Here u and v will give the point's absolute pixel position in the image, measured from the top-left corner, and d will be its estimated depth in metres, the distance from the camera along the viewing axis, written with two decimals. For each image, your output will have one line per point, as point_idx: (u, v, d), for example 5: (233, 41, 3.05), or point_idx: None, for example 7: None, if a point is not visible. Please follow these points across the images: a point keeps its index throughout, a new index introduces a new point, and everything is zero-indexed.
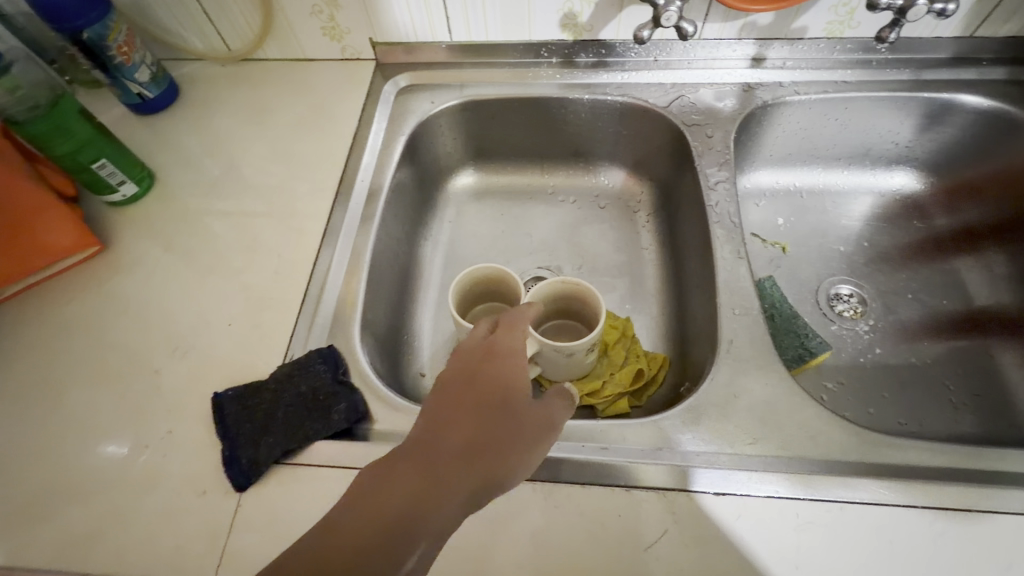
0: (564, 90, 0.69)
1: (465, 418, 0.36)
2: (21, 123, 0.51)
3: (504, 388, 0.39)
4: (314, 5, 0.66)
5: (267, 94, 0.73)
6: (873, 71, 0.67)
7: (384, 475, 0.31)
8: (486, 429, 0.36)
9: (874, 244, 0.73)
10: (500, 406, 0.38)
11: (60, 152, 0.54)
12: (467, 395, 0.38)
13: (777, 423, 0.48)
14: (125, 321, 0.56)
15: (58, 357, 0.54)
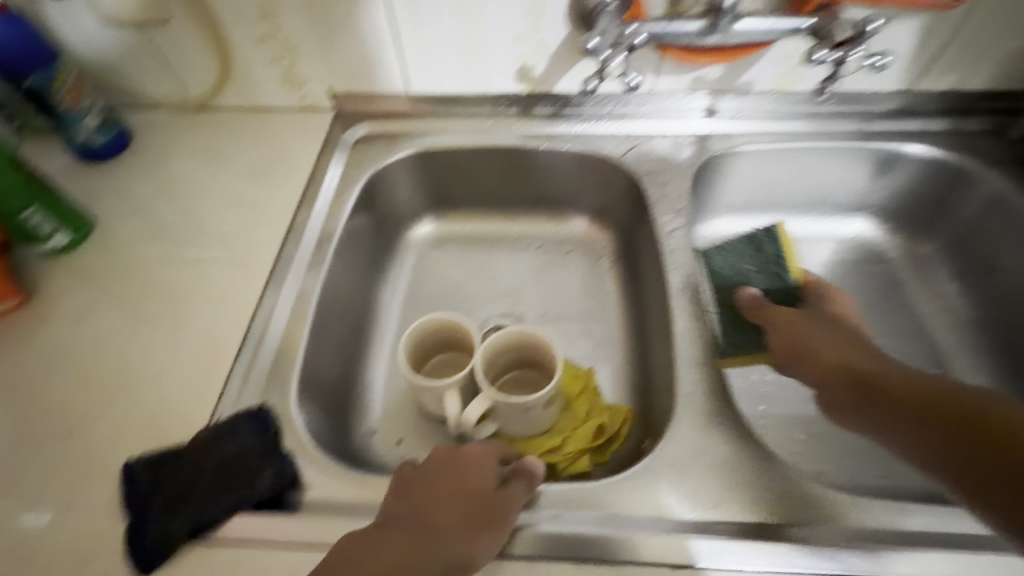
0: (523, 139, 0.70)
1: (440, 510, 0.41)
2: None
3: (469, 489, 0.42)
4: (271, 56, 0.66)
5: (224, 141, 0.71)
6: (823, 122, 0.68)
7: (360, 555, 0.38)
8: (444, 530, 0.39)
9: (838, 289, 0.73)
10: (473, 502, 0.41)
11: None
12: (424, 505, 0.41)
13: (744, 481, 0.45)
14: (45, 379, 0.52)
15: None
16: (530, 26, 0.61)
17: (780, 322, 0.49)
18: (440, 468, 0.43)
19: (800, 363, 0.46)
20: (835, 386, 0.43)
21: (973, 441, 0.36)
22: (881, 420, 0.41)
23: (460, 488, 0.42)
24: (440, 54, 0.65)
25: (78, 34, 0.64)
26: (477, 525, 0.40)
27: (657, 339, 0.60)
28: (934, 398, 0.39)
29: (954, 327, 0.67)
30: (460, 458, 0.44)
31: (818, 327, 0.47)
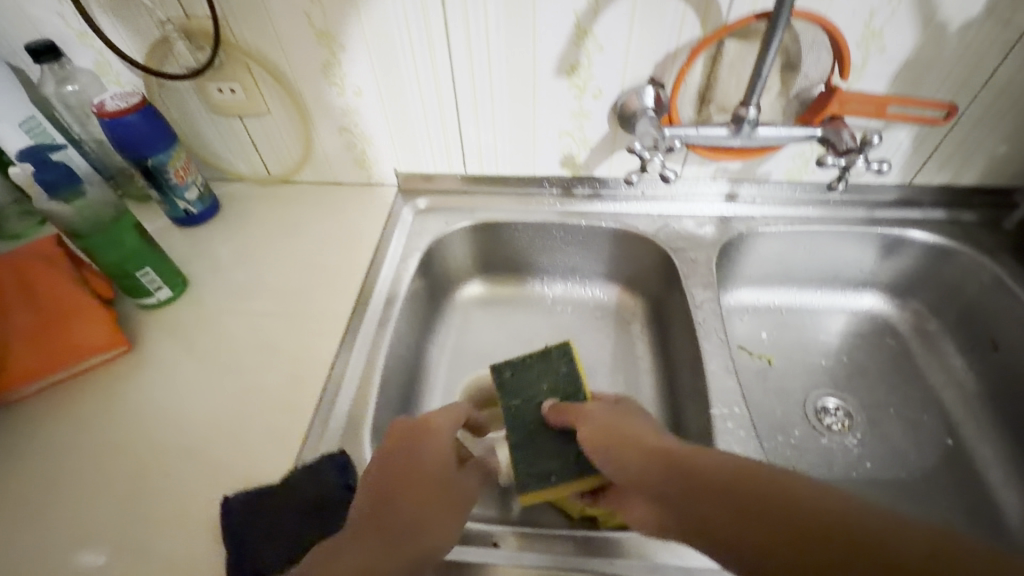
0: (563, 216, 0.79)
1: (404, 503, 0.44)
2: (84, 236, 0.57)
3: (433, 474, 0.46)
4: (349, 141, 0.77)
5: (300, 211, 0.81)
6: (832, 209, 0.77)
7: (327, 568, 0.39)
8: (414, 521, 0.43)
9: (852, 359, 0.79)
10: (439, 489, 0.46)
11: (110, 260, 0.59)
12: (398, 489, 0.45)
13: None
14: (144, 420, 0.58)
15: (74, 454, 0.56)
16: (575, 124, 0.71)
17: (602, 424, 0.47)
18: (410, 453, 0.47)
19: (616, 468, 0.44)
20: (667, 489, 0.40)
21: (806, 545, 0.32)
22: (699, 526, 0.38)
23: (420, 468, 0.46)
24: (495, 144, 0.75)
25: (190, 121, 0.76)
26: (440, 509, 0.45)
27: (689, 402, 0.65)
28: (761, 498, 0.36)
29: (965, 400, 0.72)
30: (420, 437, 0.49)
31: (653, 433, 0.46)
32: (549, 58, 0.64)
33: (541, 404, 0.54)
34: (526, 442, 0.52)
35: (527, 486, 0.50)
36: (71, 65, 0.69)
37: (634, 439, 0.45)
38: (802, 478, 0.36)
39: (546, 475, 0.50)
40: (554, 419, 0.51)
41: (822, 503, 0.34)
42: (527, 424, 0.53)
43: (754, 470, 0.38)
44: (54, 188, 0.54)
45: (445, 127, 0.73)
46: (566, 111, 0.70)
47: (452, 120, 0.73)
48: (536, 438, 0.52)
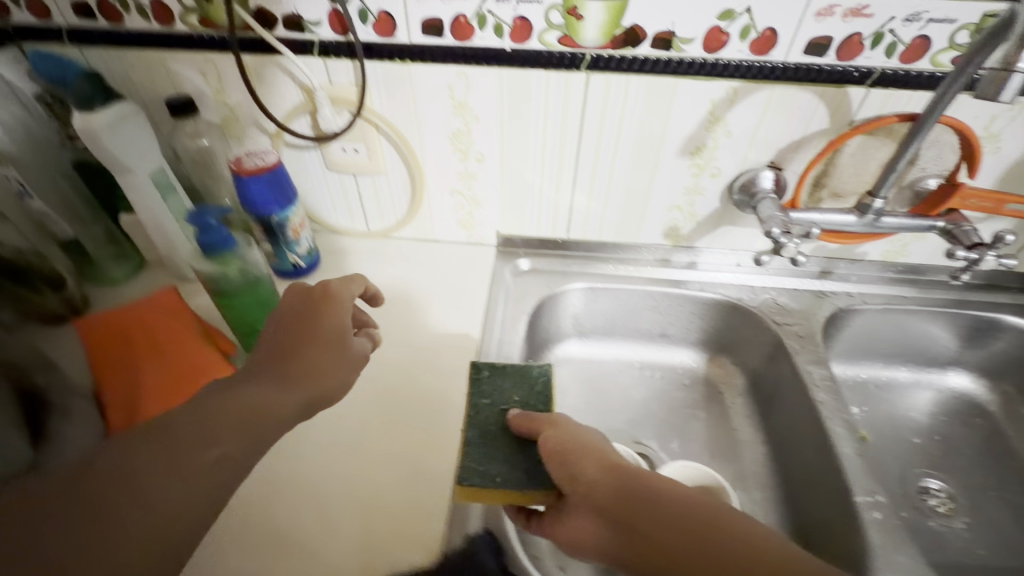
0: (661, 284, 0.81)
1: (276, 360, 0.48)
2: (231, 294, 0.57)
3: (323, 328, 0.51)
4: (458, 202, 0.78)
5: (400, 267, 0.81)
6: (922, 289, 0.79)
7: (194, 415, 0.42)
8: (296, 375, 0.47)
9: (945, 437, 0.79)
10: (331, 342, 0.50)
11: (248, 318, 0.59)
12: (281, 333, 0.50)
13: None
14: (269, 490, 0.55)
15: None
16: (687, 200, 0.74)
17: (578, 440, 0.49)
18: (290, 306, 0.51)
19: (579, 480, 0.47)
20: (644, 513, 0.45)
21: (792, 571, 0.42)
22: (654, 543, 0.44)
23: (329, 318, 0.51)
24: (603, 213, 0.77)
25: (304, 175, 0.77)
26: (320, 361, 0.49)
27: (810, 483, 0.64)
28: (717, 529, 0.44)
29: None
30: (319, 296, 0.52)
31: (592, 441, 0.50)
32: (678, 139, 0.67)
33: (512, 411, 0.55)
34: (477, 440, 0.53)
35: (469, 480, 0.49)
36: (202, 120, 0.70)
37: (588, 454, 0.48)
38: (743, 514, 0.46)
39: (490, 475, 0.50)
40: (518, 427, 0.52)
41: (759, 531, 0.44)
42: (484, 425, 0.54)
43: (701, 501, 0.46)
44: (211, 249, 0.54)
45: (558, 195, 0.76)
46: (681, 188, 0.72)
47: (567, 190, 0.75)
48: (493, 440, 0.53)
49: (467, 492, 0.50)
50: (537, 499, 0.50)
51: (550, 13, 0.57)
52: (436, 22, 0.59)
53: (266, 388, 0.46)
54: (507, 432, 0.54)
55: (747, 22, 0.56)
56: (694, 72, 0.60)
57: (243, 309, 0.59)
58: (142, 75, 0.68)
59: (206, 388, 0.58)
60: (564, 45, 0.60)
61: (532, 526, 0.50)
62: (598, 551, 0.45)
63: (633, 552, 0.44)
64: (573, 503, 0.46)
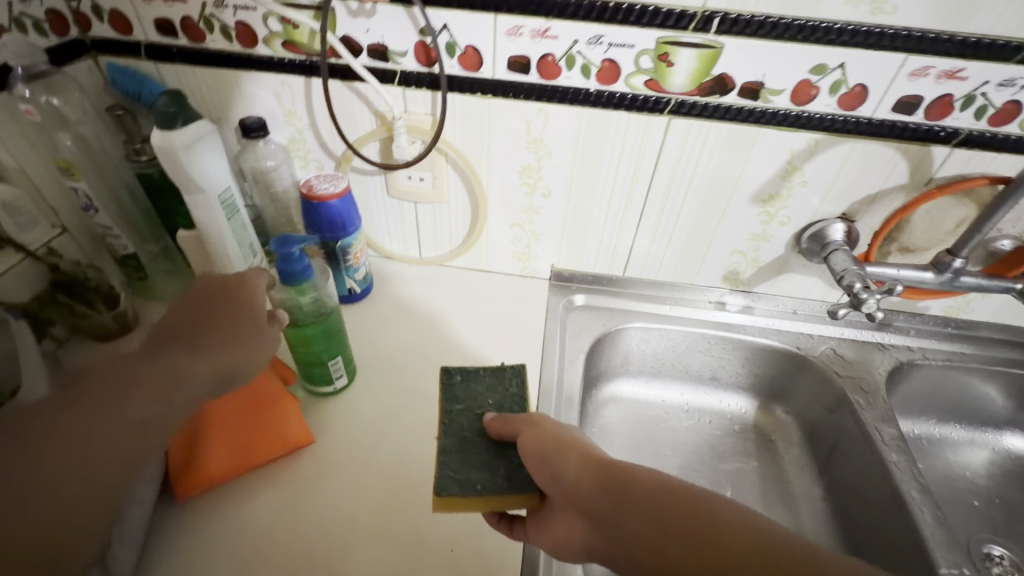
0: (719, 328, 0.79)
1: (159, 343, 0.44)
2: (300, 324, 0.55)
3: (219, 310, 0.48)
4: (518, 235, 0.77)
5: (451, 296, 0.79)
6: (982, 346, 0.78)
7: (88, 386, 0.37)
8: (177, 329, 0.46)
9: (1004, 500, 0.77)
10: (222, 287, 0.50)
11: (313, 348, 0.58)
12: (183, 323, 0.46)
13: None
14: (331, 530, 0.52)
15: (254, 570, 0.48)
16: (752, 245, 0.73)
17: (554, 437, 0.44)
18: (202, 295, 0.49)
19: (557, 481, 0.42)
20: (621, 511, 0.41)
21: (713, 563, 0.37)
22: (631, 542, 0.40)
23: (242, 300, 0.49)
24: (664, 253, 0.76)
25: (365, 199, 0.76)
26: (209, 316, 0.47)
27: (883, 547, 0.61)
28: (687, 520, 0.39)
29: None
30: (233, 276, 0.51)
31: (579, 438, 0.45)
32: (752, 186, 0.66)
33: (486, 414, 0.49)
34: (454, 444, 0.47)
35: (446, 489, 0.43)
36: (270, 141, 0.69)
37: (571, 453, 0.44)
38: (722, 502, 0.41)
39: (470, 484, 0.44)
40: (495, 431, 0.46)
41: (737, 521, 0.39)
42: (460, 430, 0.48)
43: (678, 489, 0.42)
44: (288, 276, 0.53)
45: (621, 234, 0.75)
46: (747, 233, 0.72)
47: (630, 229, 0.74)
48: (467, 443, 0.47)
49: (448, 501, 0.43)
50: (515, 505, 0.44)
51: (641, 57, 0.57)
52: (524, 59, 0.59)
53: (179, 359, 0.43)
54: (485, 437, 0.47)
55: (839, 77, 0.56)
56: (777, 122, 0.60)
57: (310, 339, 0.57)
58: (215, 94, 0.67)
59: (273, 430, 0.56)
60: (650, 89, 0.60)
61: (517, 531, 0.46)
62: (586, 551, 0.42)
63: (621, 553, 0.40)
64: (557, 505, 0.42)
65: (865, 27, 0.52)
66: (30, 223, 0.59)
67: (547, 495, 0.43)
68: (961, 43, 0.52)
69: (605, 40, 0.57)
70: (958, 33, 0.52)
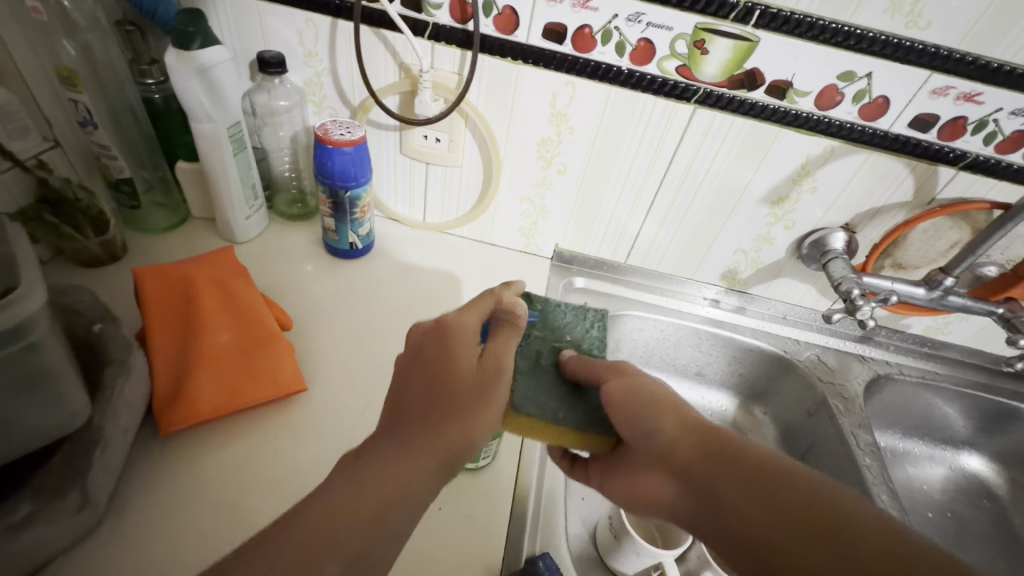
0: (711, 324, 0.80)
1: (387, 428, 0.41)
2: None
3: (439, 377, 0.42)
4: (525, 210, 0.77)
5: (451, 263, 0.78)
6: (954, 368, 0.82)
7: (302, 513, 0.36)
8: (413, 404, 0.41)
9: (955, 515, 0.81)
10: (442, 341, 0.43)
11: None
12: (416, 395, 0.41)
13: None
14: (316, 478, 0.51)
15: (223, 508, 0.47)
16: (754, 246, 0.75)
17: (650, 390, 0.45)
18: (420, 354, 0.43)
19: (649, 438, 0.43)
20: (711, 471, 0.40)
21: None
22: (714, 502, 0.39)
23: (454, 367, 0.42)
24: (669, 244, 0.77)
25: (376, 154, 0.74)
26: (436, 391, 0.41)
27: None
28: (799, 498, 0.36)
29: None
30: (438, 332, 0.44)
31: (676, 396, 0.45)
32: (763, 186, 0.68)
33: (565, 347, 0.54)
34: (532, 366, 0.51)
35: (524, 408, 0.47)
36: (286, 80, 0.67)
37: (668, 410, 0.44)
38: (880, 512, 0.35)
39: (548, 410, 0.47)
40: (572, 369, 0.50)
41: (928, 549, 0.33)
42: (538, 355, 0.53)
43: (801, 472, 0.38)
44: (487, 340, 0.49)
45: (630, 220, 0.75)
46: (752, 233, 0.73)
47: (638, 217, 0.75)
48: (544, 368, 0.51)
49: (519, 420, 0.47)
50: (585, 442, 0.48)
51: (676, 41, 0.58)
52: (560, 28, 0.59)
53: (397, 461, 0.39)
54: (559, 372, 0.51)
55: (864, 86, 0.57)
56: (797, 124, 0.61)
57: None
58: (234, 24, 0.64)
59: (265, 371, 0.55)
60: (681, 75, 0.60)
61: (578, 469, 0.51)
62: (669, 510, 0.42)
63: (710, 519, 0.39)
64: (646, 459, 0.43)
65: (896, 39, 0.54)
66: (22, 132, 0.57)
67: (631, 443, 0.45)
68: (983, 67, 0.54)
69: (644, 18, 0.57)
70: (981, 57, 0.53)
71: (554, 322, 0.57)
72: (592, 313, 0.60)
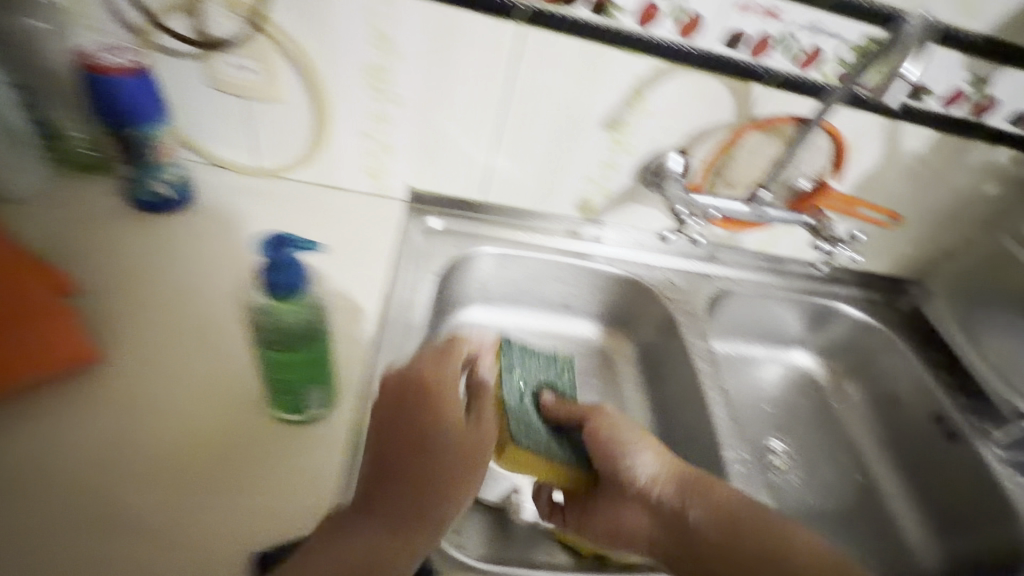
0: (569, 255, 0.82)
1: None
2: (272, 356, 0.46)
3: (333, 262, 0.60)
4: (367, 147, 0.72)
5: (291, 211, 0.72)
6: (785, 278, 0.91)
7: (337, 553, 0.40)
8: None
9: (788, 406, 0.91)
10: None
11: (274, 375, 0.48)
12: None
13: None
14: (179, 421, 0.50)
15: (67, 477, 0.45)
16: (601, 173, 0.76)
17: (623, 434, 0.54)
18: None
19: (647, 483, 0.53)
20: (675, 502, 0.52)
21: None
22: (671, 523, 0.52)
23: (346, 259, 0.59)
24: (521, 177, 0.76)
25: (181, 90, 0.65)
26: None
27: (690, 446, 0.71)
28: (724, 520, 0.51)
29: (873, 445, 0.87)
30: None
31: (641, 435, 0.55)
32: (599, 110, 0.68)
33: (540, 390, 0.56)
34: (520, 405, 0.52)
35: (523, 439, 0.49)
36: None
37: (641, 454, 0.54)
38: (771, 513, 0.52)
39: (543, 446, 0.50)
40: (556, 412, 0.54)
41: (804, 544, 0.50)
42: (518, 394, 0.53)
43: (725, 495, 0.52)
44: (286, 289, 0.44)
45: (478, 153, 0.73)
46: (597, 160, 0.74)
47: (485, 149, 0.73)
48: (531, 412, 0.53)
49: (519, 454, 0.49)
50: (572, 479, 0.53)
51: None
52: None
53: None
54: (542, 415, 0.54)
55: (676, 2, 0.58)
56: (621, 42, 0.61)
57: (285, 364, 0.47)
58: None
59: (36, 338, 0.48)
60: None
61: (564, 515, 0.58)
62: (646, 540, 0.53)
63: (684, 548, 0.51)
64: (625, 496, 0.53)
65: None
66: None
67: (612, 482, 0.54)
68: None
69: None
70: None
71: (536, 363, 0.58)
72: (563, 357, 0.62)
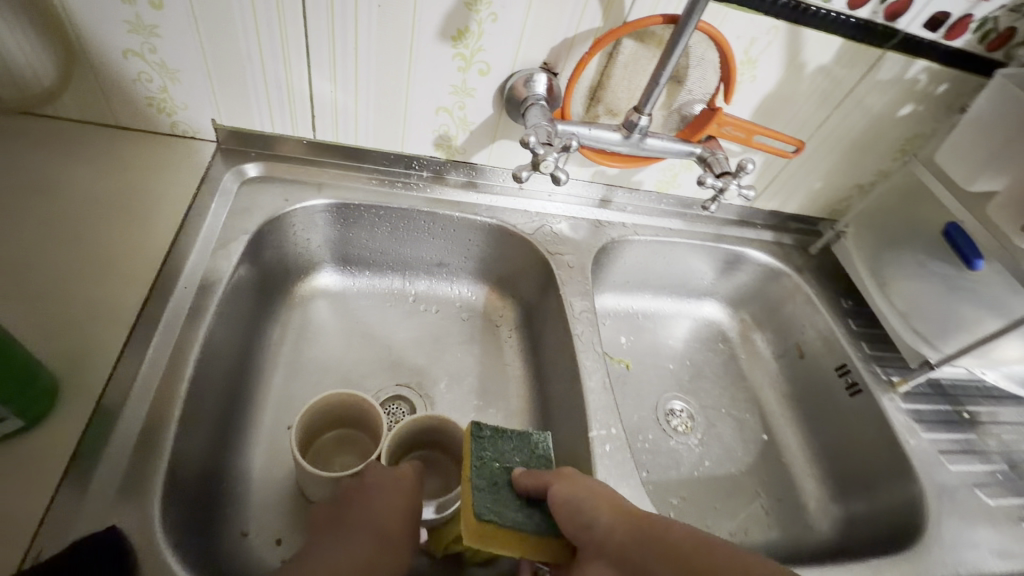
0: (432, 204, 0.69)
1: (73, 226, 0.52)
2: None
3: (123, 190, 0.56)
4: (140, 71, 0.55)
5: (48, 159, 0.56)
6: (689, 223, 0.81)
7: None
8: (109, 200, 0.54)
9: (694, 362, 0.84)
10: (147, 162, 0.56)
11: None
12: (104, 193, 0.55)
13: None
14: None
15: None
16: (456, 101, 0.62)
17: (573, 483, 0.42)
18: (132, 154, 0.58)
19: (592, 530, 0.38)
20: (645, 557, 0.35)
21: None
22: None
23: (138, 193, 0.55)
24: (356, 109, 0.61)
25: None
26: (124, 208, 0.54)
27: (565, 419, 0.62)
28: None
29: (779, 399, 0.81)
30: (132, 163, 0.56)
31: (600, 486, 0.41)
32: (433, 15, 0.53)
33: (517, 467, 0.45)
34: (488, 490, 0.43)
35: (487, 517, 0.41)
36: None
37: (596, 502, 0.39)
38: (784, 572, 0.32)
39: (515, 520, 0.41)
40: (524, 484, 0.43)
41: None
42: (488, 480, 0.44)
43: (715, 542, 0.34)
44: None
45: (291, 76, 0.57)
46: (446, 84, 0.60)
47: (298, 71, 0.57)
48: (497, 488, 0.43)
49: (483, 532, 0.41)
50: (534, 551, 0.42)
51: None
52: None
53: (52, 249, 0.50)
54: (512, 490, 0.44)
55: None
56: None
57: None
58: None
59: None
60: None
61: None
62: None
63: None
64: (585, 556, 0.39)
65: None
66: None
67: (578, 544, 0.39)
68: None
69: None
70: None
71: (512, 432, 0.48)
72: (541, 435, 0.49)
